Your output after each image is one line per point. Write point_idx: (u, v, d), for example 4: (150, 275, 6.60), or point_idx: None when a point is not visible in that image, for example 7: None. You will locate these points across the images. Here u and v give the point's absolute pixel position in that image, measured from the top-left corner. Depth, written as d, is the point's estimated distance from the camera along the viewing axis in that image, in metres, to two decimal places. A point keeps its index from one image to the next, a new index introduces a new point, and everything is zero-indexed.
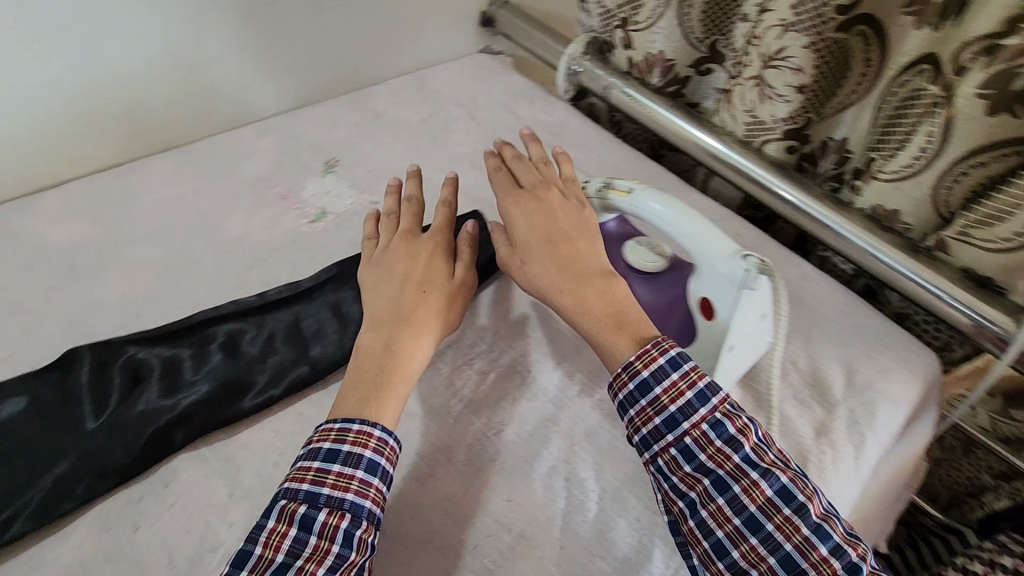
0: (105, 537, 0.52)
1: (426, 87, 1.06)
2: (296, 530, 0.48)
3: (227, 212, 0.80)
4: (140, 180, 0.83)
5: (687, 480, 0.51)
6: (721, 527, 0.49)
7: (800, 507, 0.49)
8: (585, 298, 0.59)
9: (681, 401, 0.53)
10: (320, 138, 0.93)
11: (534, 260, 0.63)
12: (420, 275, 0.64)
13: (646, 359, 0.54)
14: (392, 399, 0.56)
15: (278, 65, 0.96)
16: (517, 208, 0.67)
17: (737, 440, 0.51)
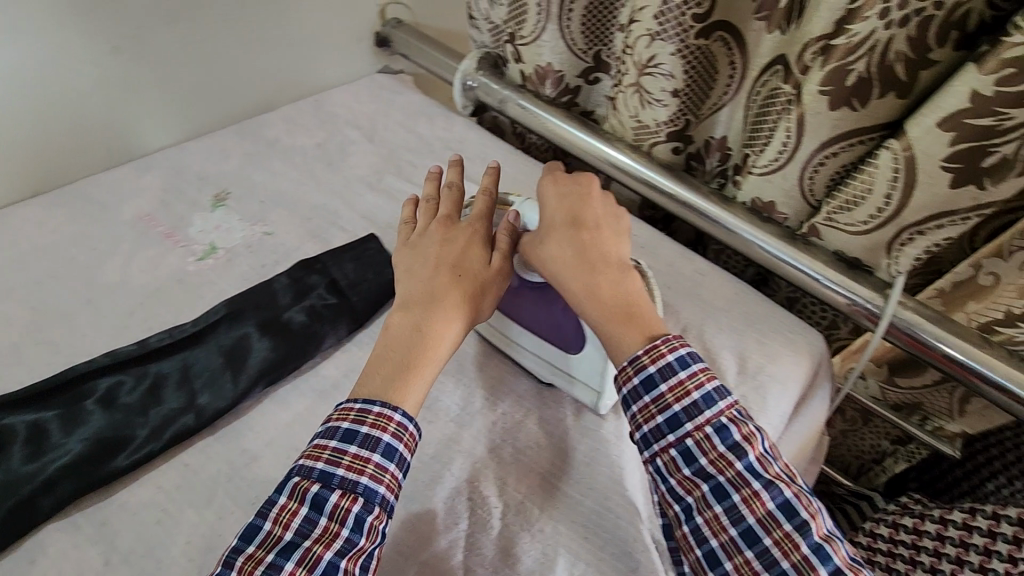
0: None
1: (322, 111, 1.05)
2: (305, 512, 0.48)
3: (104, 258, 0.76)
4: (6, 231, 0.78)
5: (685, 484, 0.51)
6: (716, 536, 0.49)
7: (801, 524, 0.48)
8: (598, 287, 0.58)
9: (686, 402, 0.52)
10: (208, 170, 0.90)
11: (551, 249, 0.60)
12: (455, 258, 0.61)
13: (654, 354, 0.54)
14: (418, 381, 0.54)
15: (159, 99, 0.92)
16: (553, 189, 0.65)
17: (741, 448, 0.51)
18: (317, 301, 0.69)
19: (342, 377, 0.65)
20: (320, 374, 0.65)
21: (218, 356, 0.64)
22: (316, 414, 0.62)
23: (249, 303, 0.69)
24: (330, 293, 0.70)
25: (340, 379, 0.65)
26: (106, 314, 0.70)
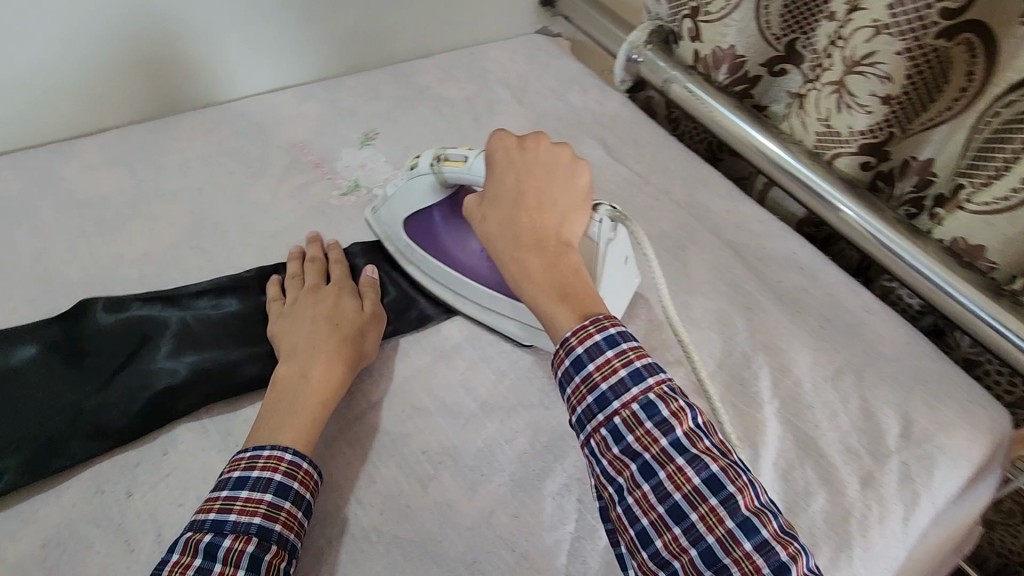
0: (98, 500, 0.51)
1: (476, 64, 1.03)
2: (199, 562, 0.43)
3: (258, 177, 0.79)
4: (176, 135, 0.82)
5: (615, 464, 0.46)
6: (644, 515, 0.44)
7: (727, 498, 0.43)
8: (533, 269, 0.53)
9: (612, 380, 0.48)
10: (361, 108, 0.91)
11: (493, 222, 0.56)
12: (328, 314, 0.59)
13: (582, 335, 0.49)
14: (310, 411, 0.52)
15: (328, 30, 0.94)
16: (498, 155, 0.58)
17: (668, 423, 0.45)
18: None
19: (465, 342, 0.64)
20: (442, 334, 0.64)
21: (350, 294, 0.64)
22: (436, 374, 0.61)
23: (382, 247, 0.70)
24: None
25: (461, 344, 0.64)
26: (254, 232, 0.73)
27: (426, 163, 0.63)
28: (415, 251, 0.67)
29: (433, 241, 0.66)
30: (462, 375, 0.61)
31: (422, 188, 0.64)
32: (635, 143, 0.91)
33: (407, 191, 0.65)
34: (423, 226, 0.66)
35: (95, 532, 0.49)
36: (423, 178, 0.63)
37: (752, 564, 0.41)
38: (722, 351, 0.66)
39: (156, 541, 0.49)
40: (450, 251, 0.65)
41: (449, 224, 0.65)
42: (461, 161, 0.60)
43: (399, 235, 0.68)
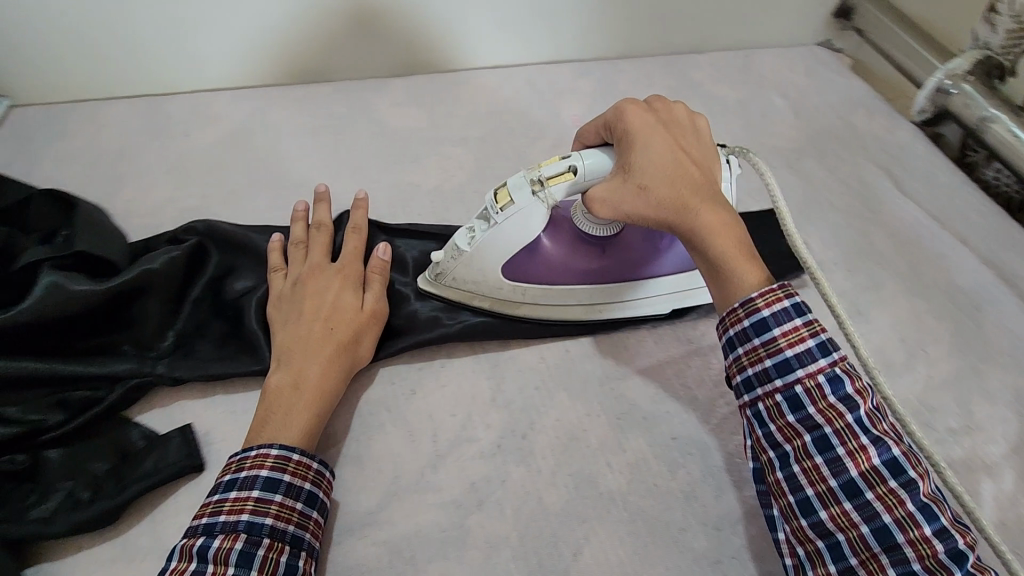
0: (388, 388, 0.57)
1: (752, 67, 0.99)
2: (193, 565, 0.42)
3: (535, 141, 0.84)
4: (469, 88, 0.90)
5: (786, 432, 0.45)
6: (812, 485, 0.43)
7: (908, 482, 0.42)
8: (712, 223, 0.50)
9: (799, 348, 0.46)
10: (633, 93, 0.92)
11: (651, 178, 0.51)
12: (328, 310, 0.55)
13: (769, 298, 0.47)
14: (301, 417, 0.49)
15: (619, 14, 0.96)
16: (633, 113, 0.54)
17: (854, 400, 0.44)
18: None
19: None
20: (699, 330, 0.63)
21: None
22: (691, 365, 0.60)
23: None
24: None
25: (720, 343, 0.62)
26: None
27: (521, 195, 0.54)
28: (527, 289, 0.59)
29: (549, 270, 0.58)
30: (717, 375, 0.59)
31: (525, 223, 0.55)
32: (927, 181, 0.82)
33: (502, 235, 0.55)
34: (529, 263, 0.58)
35: (382, 415, 0.55)
36: (523, 211, 0.55)
37: (929, 548, 0.40)
38: (1018, 436, 0.58)
39: (430, 441, 0.54)
40: (571, 272, 0.59)
41: (555, 241, 0.58)
42: (568, 173, 0.54)
43: (499, 285, 0.58)
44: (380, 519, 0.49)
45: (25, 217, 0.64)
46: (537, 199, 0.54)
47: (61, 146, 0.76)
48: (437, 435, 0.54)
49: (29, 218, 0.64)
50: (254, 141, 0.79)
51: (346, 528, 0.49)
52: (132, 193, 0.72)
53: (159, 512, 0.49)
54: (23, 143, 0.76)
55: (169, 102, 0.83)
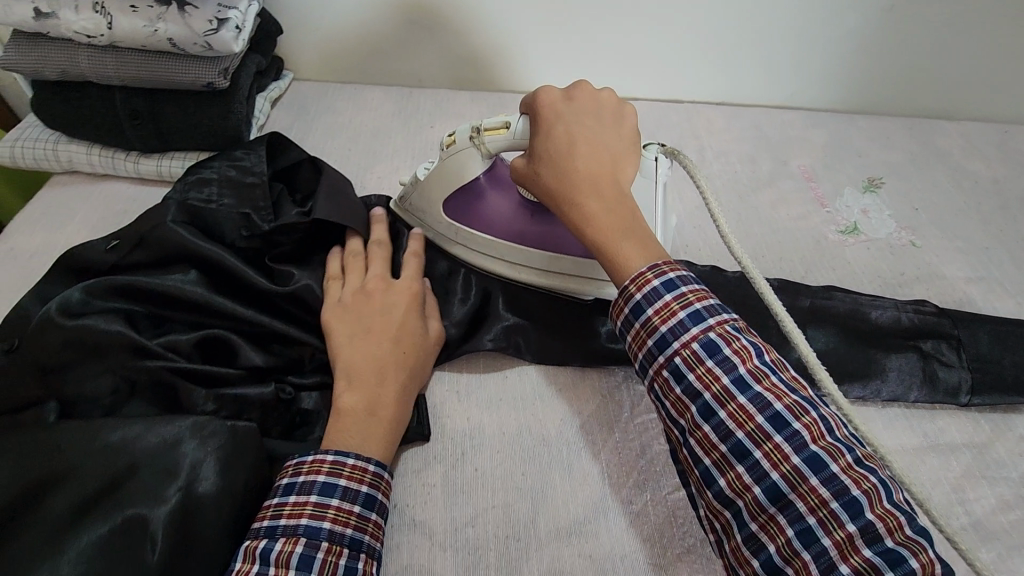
0: (602, 406, 0.57)
1: (1011, 142, 0.89)
2: (256, 567, 0.41)
3: (758, 183, 0.81)
4: (692, 123, 0.90)
5: (677, 406, 0.45)
6: (706, 455, 0.43)
7: (792, 435, 0.41)
8: (593, 209, 0.51)
9: (672, 322, 0.45)
10: (870, 150, 0.86)
11: (543, 158, 0.54)
12: (394, 330, 0.55)
13: (640, 280, 0.47)
14: (383, 437, 0.49)
15: (862, 69, 0.92)
16: (543, 99, 0.55)
17: (730, 361, 0.43)
18: (936, 354, 0.61)
19: (965, 448, 0.56)
20: (936, 425, 0.58)
21: (850, 336, 0.62)
22: (924, 462, 0.55)
23: (856, 300, 0.64)
24: (954, 355, 0.61)
25: (962, 447, 0.56)
26: (750, 233, 0.75)
27: (463, 139, 0.59)
28: (457, 228, 0.64)
29: (478, 214, 0.63)
30: (956, 481, 0.54)
31: (463, 166, 0.60)
32: None
33: (442, 173, 0.62)
34: (465, 203, 0.63)
35: (593, 431, 0.56)
36: (460, 155, 0.60)
37: (818, 498, 0.39)
38: None
39: (640, 467, 0.54)
40: (496, 221, 0.62)
41: (495, 192, 0.63)
42: (503, 128, 0.57)
43: (438, 218, 0.64)
44: (588, 532, 0.50)
45: (295, 179, 0.69)
46: (473, 144, 0.59)
47: (329, 120, 0.86)
48: (648, 466, 0.54)
49: (298, 179, 0.69)
50: None
51: (554, 532, 0.50)
52: (382, 172, 0.80)
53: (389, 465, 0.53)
54: (301, 113, 0.87)
55: (417, 94, 0.91)
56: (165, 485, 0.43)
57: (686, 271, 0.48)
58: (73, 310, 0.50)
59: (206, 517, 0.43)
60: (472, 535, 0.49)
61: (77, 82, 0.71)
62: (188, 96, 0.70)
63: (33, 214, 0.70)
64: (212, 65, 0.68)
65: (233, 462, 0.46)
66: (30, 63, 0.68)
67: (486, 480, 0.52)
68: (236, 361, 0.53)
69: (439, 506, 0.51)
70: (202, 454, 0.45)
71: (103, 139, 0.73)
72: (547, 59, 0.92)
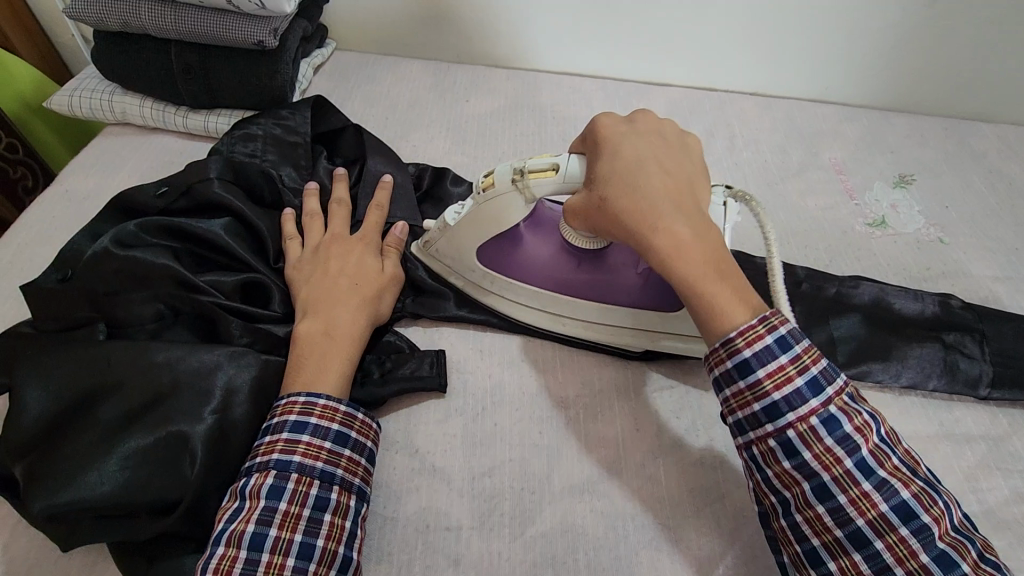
0: (620, 375, 0.59)
1: None
2: (236, 500, 0.44)
3: (788, 173, 0.82)
4: (725, 111, 0.91)
5: (784, 478, 0.44)
6: (817, 537, 0.43)
7: (920, 528, 0.41)
8: (681, 240, 0.47)
9: (786, 389, 0.44)
10: (903, 147, 0.86)
11: (616, 184, 0.49)
12: (350, 272, 0.57)
13: (750, 337, 0.44)
14: (337, 365, 0.51)
15: (900, 67, 0.92)
16: (608, 128, 0.53)
17: (852, 441, 0.43)
18: (959, 346, 0.61)
19: (980, 439, 0.56)
20: (953, 415, 0.58)
21: (870, 324, 0.62)
22: (940, 451, 0.55)
23: (882, 290, 0.65)
24: (977, 348, 0.61)
25: (978, 438, 0.56)
26: (776, 221, 0.75)
27: (503, 182, 0.55)
28: (496, 278, 0.60)
29: (519, 261, 0.60)
30: (970, 470, 0.54)
31: (505, 207, 0.56)
32: None
33: (477, 218, 0.57)
34: (500, 251, 0.60)
35: (608, 398, 0.57)
36: (503, 198, 0.55)
37: None
38: None
39: (655, 433, 0.55)
40: (540, 270, 0.59)
41: (535, 238, 0.61)
42: (551, 170, 0.53)
43: (470, 265, 0.61)
44: (600, 490, 0.51)
45: (337, 142, 0.72)
46: (515, 187, 0.54)
47: (369, 89, 0.88)
48: (662, 435, 0.55)
49: (339, 145, 0.72)
50: (522, 117, 0.86)
51: (567, 488, 0.51)
52: (417, 141, 0.82)
53: (410, 413, 0.55)
54: (341, 81, 0.89)
55: (455, 69, 0.93)
56: (203, 405, 0.47)
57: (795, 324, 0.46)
58: (125, 242, 0.54)
59: (236, 437, 0.47)
60: (488, 485, 0.51)
61: (135, 36, 0.75)
62: (239, 55, 0.73)
63: (86, 161, 0.74)
64: (263, 25, 0.71)
65: (261, 392, 0.50)
66: (95, 10, 0.71)
67: (503, 434, 0.54)
68: (269, 306, 0.56)
69: (458, 455, 0.53)
70: (236, 382, 0.49)
71: (155, 92, 0.76)
72: (585, 40, 0.93)
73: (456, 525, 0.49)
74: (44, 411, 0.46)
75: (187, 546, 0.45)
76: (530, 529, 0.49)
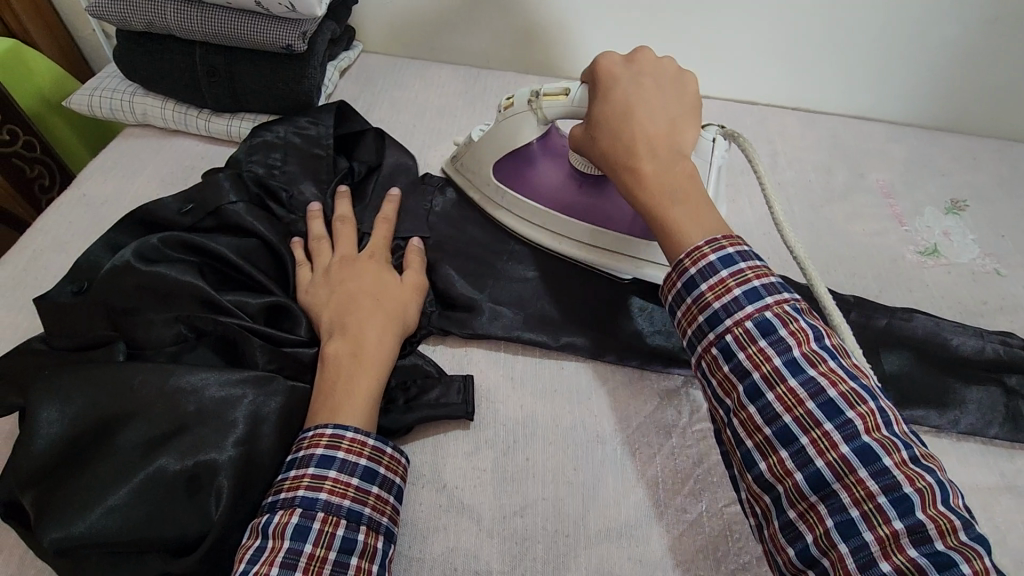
0: (659, 409, 0.56)
1: None
2: (258, 541, 0.41)
3: (832, 194, 0.78)
4: (764, 125, 0.87)
5: (724, 385, 0.43)
6: (749, 437, 0.41)
7: (844, 424, 0.38)
8: (648, 172, 0.50)
9: (724, 298, 0.43)
10: (955, 170, 0.82)
11: (599, 127, 0.53)
12: (367, 289, 0.54)
13: (695, 256, 0.45)
14: (367, 386, 0.48)
15: (951, 85, 0.87)
16: (603, 66, 0.55)
17: (784, 343, 0.41)
18: (1021, 390, 0.57)
19: None
20: (1016, 465, 0.54)
21: (926, 361, 0.59)
22: (1003, 505, 0.52)
23: (938, 324, 0.61)
24: None
25: None
26: (820, 245, 0.72)
27: (520, 103, 0.60)
28: (506, 192, 0.65)
29: (528, 182, 0.65)
30: None
31: (519, 127, 0.62)
32: None
33: (498, 134, 0.63)
34: (514, 165, 0.65)
35: (647, 433, 0.54)
36: (518, 117, 0.61)
37: (864, 491, 0.36)
38: None
39: (697, 474, 0.52)
40: (544, 190, 0.64)
41: (547, 163, 0.66)
42: (562, 94, 0.58)
43: (487, 179, 0.66)
44: (640, 535, 0.48)
45: (356, 146, 0.70)
46: (530, 109, 0.60)
47: (396, 94, 0.85)
48: (705, 475, 0.51)
49: (359, 148, 0.70)
50: None
51: (604, 531, 0.48)
52: (446, 150, 0.79)
53: (438, 443, 0.52)
54: (368, 84, 0.86)
55: (485, 75, 0.90)
56: (227, 435, 0.44)
57: (747, 246, 0.46)
58: (147, 257, 0.52)
59: (260, 469, 0.45)
60: (520, 525, 0.48)
61: (159, 36, 0.72)
62: (266, 58, 0.71)
63: (107, 162, 0.72)
64: (293, 28, 0.68)
65: (286, 421, 0.47)
66: (119, 9, 0.69)
67: (536, 469, 0.51)
68: (298, 328, 0.53)
69: (488, 491, 0.50)
70: (262, 411, 0.47)
71: (178, 95, 0.73)
72: (620, 48, 0.90)
73: (485, 569, 0.46)
74: (59, 436, 0.43)
75: None
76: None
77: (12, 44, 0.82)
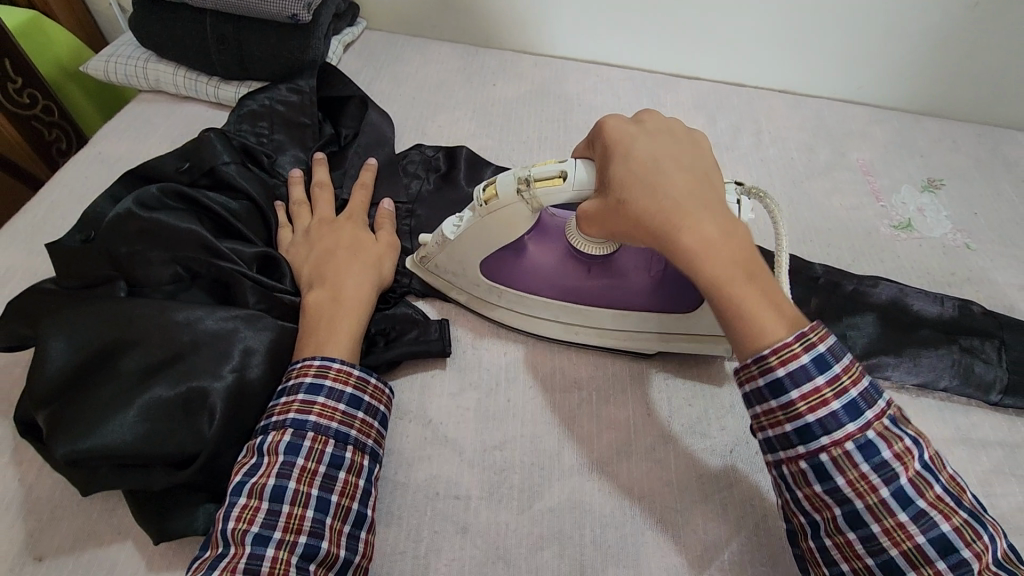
0: (633, 360, 0.59)
1: None
2: (254, 457, 0.45)
3: (813, 172, 0.81)
4: (751, 106, 0.90)
5: (815, 501, 0.43)
6: (847, 562, 0.42)
7: (957, 562, 0.40)
8: (714, 246, 0.44)
9: (822, 413, 0.41)
10: (934, 152, 0.85)
11: (630, 187, 0.46)
12: (344, 244, 0.58)
13: (784, 356, 0.42)
14: (346, 326, 0.52)
15: (934, 71, 0.90)
16: (613, 130, 0.51)
17: (891, 468, 0.41)
18: (977, 351, 0.60)
19: (997, 444, 0.56)
20: (970, 420, 0.58)
21: (889, 324, 0.62)
22: (955, 454, 0.55)
23: (902, 290, 0.64)
24: (995, 354, 0.60)
25: (994, 443, 0.56)
26: (798, 218, 0.75)
27: (507, 191, 0.53)
28: (504, 291, 0.59)
29: (526, 273, 0.58)
30: (984, 474, 0.54)
31: (512, 216, 0.54)
32: None
33: (485, 228, 0.55)
34: (506, 261, 0.58)
35: (619, 380, 0.57)
36: (509, 207, 0.53)
37: None
38: None
39: (666, 418, 0.55)
40: (548, 279, 0.57)
41: (539, 247, 0.58)
42: (558, 177, 0.51)
43: (474, 278, 0.59)
44: (610, 470, 0.52)
45: (341, 114, 0.73)
46: (521, 198, 0.52)
47: (397, 69, 0.89)
48: (673, 419, 0.55)
49: (344, 115, 0.73)
50: (548, 103, 0.87)
51: (576, 466, 0.52)
52: (442, 122, 0.82)
53: (424, 384, 0.56)
54: (371, 60, 0.90)
55: (483, 54, 0.93)
56: (222, 364, 0.48)
57: (834, 338, 0.43)
58: (148, 205, 0.56)
59: (252, 397, 0.49)
60: (499, 457, 0.52)
61: (172, 5, 0.76)
62: (271, 28, 0.74)
63: (119, 125, 0.75)
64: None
65: (276, 356, 0.51)
66: None
67: (515, 409, 0.55)
68: (282, 277, 0.57)
69: (470, 427, 0.53)
70: (251, 345, 0.50)
71: (188, 62, 0.77)
72: (615, 31, 0.93)
73: (465, 494, 0.50)
74: (67, 361, 0.47)
75: (204, 500, 0.47)
76: (537, 503, 0.49)
77: (31, 15, 0.86)
